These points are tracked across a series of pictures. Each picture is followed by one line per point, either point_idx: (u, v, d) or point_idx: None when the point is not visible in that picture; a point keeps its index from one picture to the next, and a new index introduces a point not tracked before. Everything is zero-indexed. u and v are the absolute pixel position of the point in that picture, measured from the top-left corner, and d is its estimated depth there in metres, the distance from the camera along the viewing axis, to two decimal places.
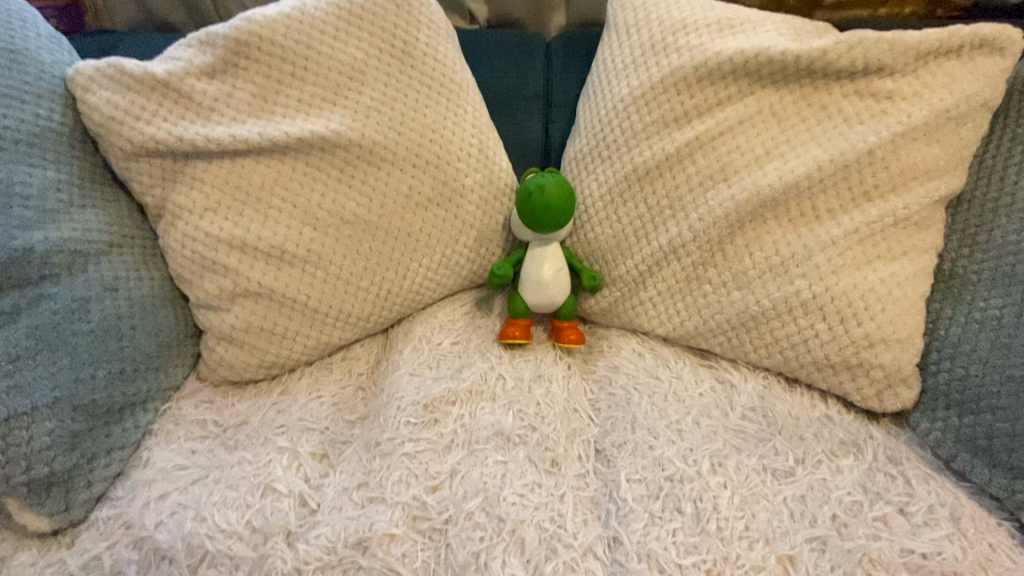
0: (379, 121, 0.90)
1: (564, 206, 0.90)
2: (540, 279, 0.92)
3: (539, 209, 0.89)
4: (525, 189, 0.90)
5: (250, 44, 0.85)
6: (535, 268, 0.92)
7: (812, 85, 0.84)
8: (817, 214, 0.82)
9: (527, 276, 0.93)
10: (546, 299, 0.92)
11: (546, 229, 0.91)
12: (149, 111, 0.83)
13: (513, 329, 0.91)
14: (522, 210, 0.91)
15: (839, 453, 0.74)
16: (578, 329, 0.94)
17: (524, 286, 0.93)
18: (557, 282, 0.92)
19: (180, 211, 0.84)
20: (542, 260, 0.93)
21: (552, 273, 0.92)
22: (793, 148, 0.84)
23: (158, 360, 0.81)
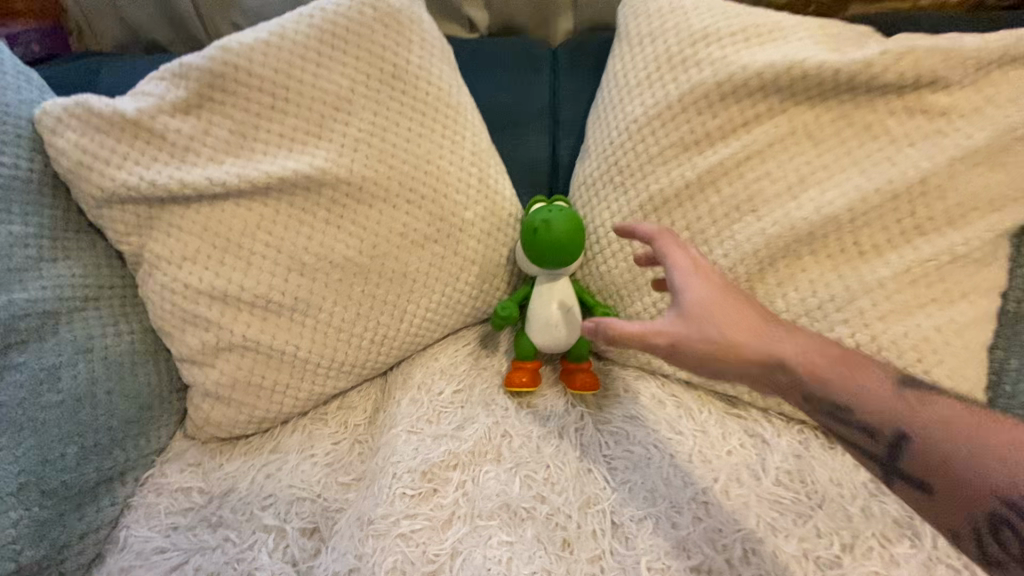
0: (369, 154, 0.82)
1: (574, 238, 0.82)
2: (549, 319, 0.83)
3: (545, 245, 0.81)
4: (529, 224, 0.83)
5: (226, 76, 0.78)
6: (544, 307, 0.84)
7: (854, 101, 0.75)
8: (861, 249, 0.73)
9: (534, 316, 0.85)
10: (556, 340, 0.84)
11: (555, 265, 0.83)
12: (120, 154, 0.76)
13: (519, 374, 0.84)
14: (526, 247, 0.83)
15: (893, 537, 0.65)
16: (592, 372, 0.86)
17: (532, 326, 0.85)
18: (568, 322, 0.84)
19: (158, 261, 0.78)
20: (550, 298, 0.84)
21: (562, 312, 0.84)
22: (832, 174, 0.74)
23: (137, 426, 0.76)
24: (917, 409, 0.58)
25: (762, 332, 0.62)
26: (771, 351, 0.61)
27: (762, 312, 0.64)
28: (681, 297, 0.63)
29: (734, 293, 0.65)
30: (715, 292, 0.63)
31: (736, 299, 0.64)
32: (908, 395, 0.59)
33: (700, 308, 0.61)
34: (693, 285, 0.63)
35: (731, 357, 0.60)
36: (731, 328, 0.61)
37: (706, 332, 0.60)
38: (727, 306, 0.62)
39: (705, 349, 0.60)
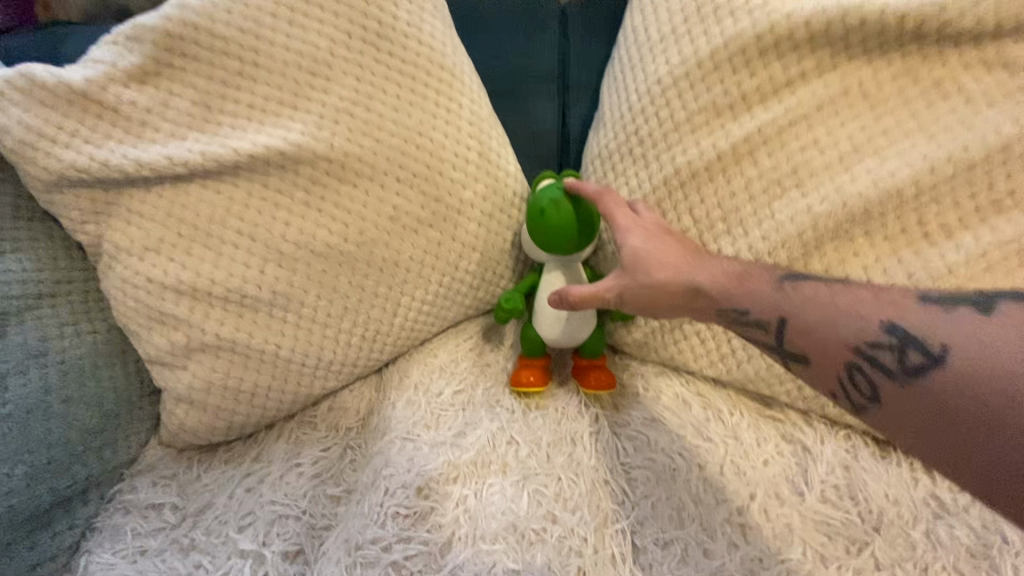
0: (352, 126, 0.72)
1: (588, 217, 0.71)
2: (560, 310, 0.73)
3: (555, 226, 0.71)
4: (535, 203, 0.73)
5: (185, 38, 0.68)
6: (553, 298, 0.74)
7: (921, 54, 0.63)
8: (926, 230, 0.63)
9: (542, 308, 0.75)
10: (568, 334, 0.74)
11: (567, 249, 0.72)
12: (68, 131, 0.67)
13: (527, 372, 0.75)
14: (533, 230, 0.73)
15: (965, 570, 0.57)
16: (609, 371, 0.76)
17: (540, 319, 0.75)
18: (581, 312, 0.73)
19: (117, 252, 0.69)
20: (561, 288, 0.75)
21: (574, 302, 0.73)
22: (892, 141, 0.64)
23: (102, 436, 0.69)
24: (788, 291, 0.56)
25: (671, 256, 0.61)
26: (684, 273, 0.60)
27: (673, 240, 0.64)
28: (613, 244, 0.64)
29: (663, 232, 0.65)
30: (637, 230, 0.64)
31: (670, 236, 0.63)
32: (786, 284, 0.57)
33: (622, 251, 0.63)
34: (630, 236, 0.63)
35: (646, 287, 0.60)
36: (645, 259, 0.61)
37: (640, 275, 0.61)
38: (663, 250, 0.61)
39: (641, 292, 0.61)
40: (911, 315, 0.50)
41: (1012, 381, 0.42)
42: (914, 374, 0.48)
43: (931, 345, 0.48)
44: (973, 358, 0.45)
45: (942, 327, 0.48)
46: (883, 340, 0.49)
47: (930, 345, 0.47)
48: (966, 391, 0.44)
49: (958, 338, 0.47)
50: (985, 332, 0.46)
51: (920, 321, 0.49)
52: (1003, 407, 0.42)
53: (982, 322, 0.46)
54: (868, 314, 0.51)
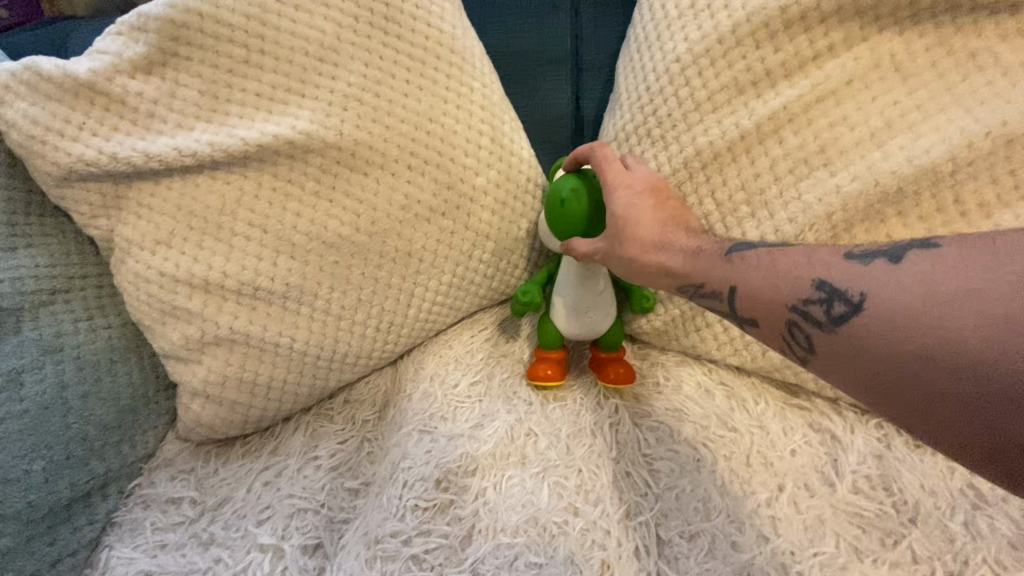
0: (361, 113, 0.70)
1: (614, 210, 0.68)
2: (578, 306, 0.71)
3: (576, 218, 0.67)
4: (556, 192, 0.69)
5: (190, 25, 0.66)
6: (571, 290, 0.71)
7: (954, 24, 0.60)
8: (963, 209, 0.60)
9: (558, 301, 0.73)
10: (585, 328, 0.72)
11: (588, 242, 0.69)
12: (75, 124, 0.66)
13: (544, 366, 0.73)
14: (551, 220, 0.69)
15: (1007, 563, 0.55)
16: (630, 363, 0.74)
17: (556, 312, 0.73)
18: (600, 308, 0.71)
19: (129, 246, 0.68)
20: (580, 281, 0.71)
21: (593, 297, 0.71)
22: (927, 116, 0.60)
23: (119, 431, 0.69)
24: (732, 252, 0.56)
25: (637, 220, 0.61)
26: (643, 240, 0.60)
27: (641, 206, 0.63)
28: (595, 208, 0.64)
29: (649, 194, 0.63)
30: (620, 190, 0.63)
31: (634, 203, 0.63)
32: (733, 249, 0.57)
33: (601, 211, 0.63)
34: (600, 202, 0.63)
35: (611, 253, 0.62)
36: (612, 221, 0.61)
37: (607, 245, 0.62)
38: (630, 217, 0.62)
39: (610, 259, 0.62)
40: (840, 269, 0.49)
41: (917, 321, 0.42)
42: (839, 323, 0.47)
43: (855, 295, 0.47)
44: (886, 304, 0.45)
45: (866, 276, 0.47)
46: (813, 296, 0.49)
47: (852, 295, 0.47)
48: (877, 336, 0.44)
49: (882, 287, 0.46)
50: (901, 278, 0.45)
51: (848, 273, 0.48)
52: (903, 344, 0.43)
53: (900, 270, 0.46)
54: (802, 272, 0.51)
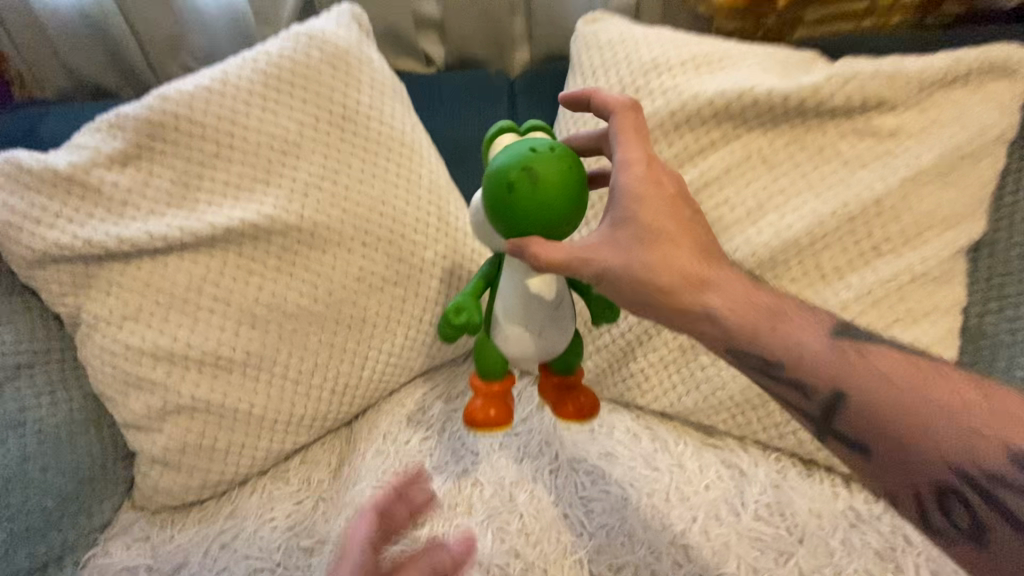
0: (320, 199, 0.79)
1: (574, 194, 0.54)
2: (529, 323, 0.60)
3: (531, 210, 0.53)
4: (501, 177, 0.54)
5: (166, 125, 0.75)
6: (521, 307, 0.60)
7: (805, 126, 0.75)
8: (823, 272, 0.73)
9: (505, 318, 0.61)
10: (540, 349, 0.62)
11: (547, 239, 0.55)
12: (52, 212, 0.72)
13: (488, 406, 0.62)
14: (497, 215, 0.55)
15: (875, 570, 0.65)
16: (592, 396, 0.66)
17: (504, 330, 0.62)
18: (557, 324, 0.61)
19: (96, 321, 0.73)
20: (531, 294, 0.60)
21: (549, 312, 0.60)
22: (788, 199, 0.74)
23: (77, 502, 0.71)
24: (861, 365, 0.51)
25: (674, 248, 0.54)
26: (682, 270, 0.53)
27: (680, 218, 0.55)
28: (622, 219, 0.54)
29: (679, 205, 0.55)
30: (652, 191, 0.54)
31: (676, 215, 0.55)
32: (853, 354, 0.52)
33: (625, 218, 0.54)
34: (639, 202, 0.54)
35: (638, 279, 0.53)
36: (650, 237, 0.53)
37: (636, 256, 0.53)
38: (669, 237, 0.54)
39: (635, 272, 0.53)
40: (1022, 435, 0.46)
41: None
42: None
43: None
44: None
45: None
46: (999, 469, 0.45)
47: None
48: None
49: None
50: None
51: None
52: None
53: None
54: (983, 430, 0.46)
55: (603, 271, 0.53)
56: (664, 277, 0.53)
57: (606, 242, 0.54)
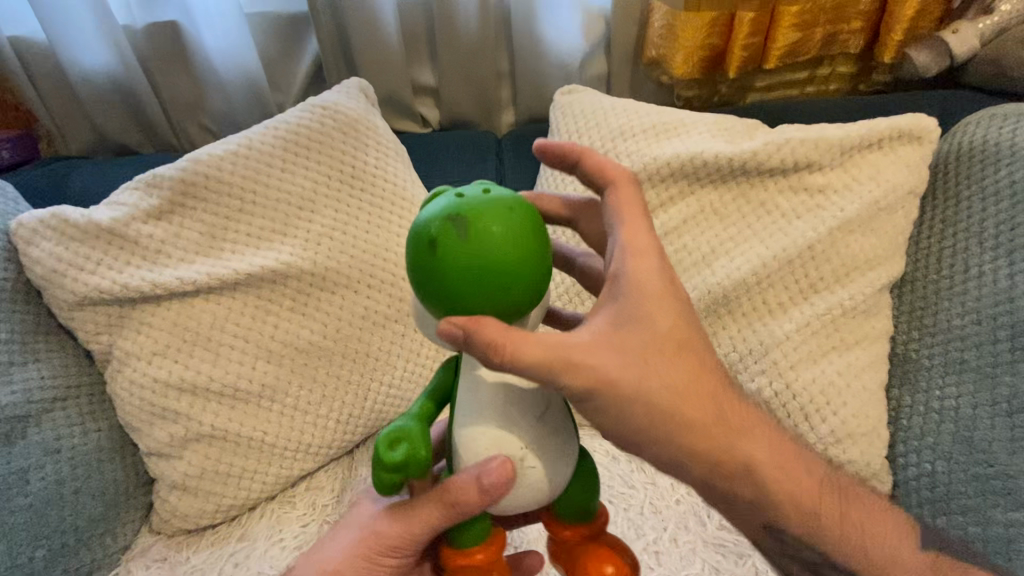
0: (331, 247, 0.89)
1: (517, 239, 0.45)
2: (507, 447, 0.50)
3: (462, 268, 0.44)
4: (421, 234, 0.46)
5: (197, 184, 0.86)
6: (493, 433, 0.50)
7: (749, 183, 0.88)
8: (769, 307, 0.84)
9: (471, 448, 0.51)
10: (525, 480, 0.50)
11: (492, 303, 0.46)
12: (93, 260, 0.82)
13: None
14: (424, 283, 0.46)
15: None
16: (604, 547, 0.54)
17: (472, 461, 0.51)
18: (546, 439, 0.50)
19: (127, 358, 0.82)
20: (497, 409, 0.50)
21: (533, 423, 0.50)
22: (737, 245, 0.87)
23: (104, 523, 0.79)
24: None
25: (670, 365, 0.48)
26: (677, 391, 0.48)
27: (681, 332, 0.49)
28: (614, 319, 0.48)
29: (681, 317, 0.49)
30: (651, 297, 0.48)
31: (678, 330, 0.49)
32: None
33: (623, 317, 0.48)
34: (639, 308, 0.48)
35: (627, 395, 0.46)
36: (647, 354, 0.47)
37: (631, 369, 0.47)
38: (666, 353, 0.48)
39: (628, 388, 0.46)
40: None
41: None
42: None
43: None
44: None
45: None
46: None
47: None
48: None
49: None
50: None
51: None
52: None
53: None
54: None
55: (596, 379, 0.46)
56: (658, 398, 0.47)
57: (602, 347, 0.47)
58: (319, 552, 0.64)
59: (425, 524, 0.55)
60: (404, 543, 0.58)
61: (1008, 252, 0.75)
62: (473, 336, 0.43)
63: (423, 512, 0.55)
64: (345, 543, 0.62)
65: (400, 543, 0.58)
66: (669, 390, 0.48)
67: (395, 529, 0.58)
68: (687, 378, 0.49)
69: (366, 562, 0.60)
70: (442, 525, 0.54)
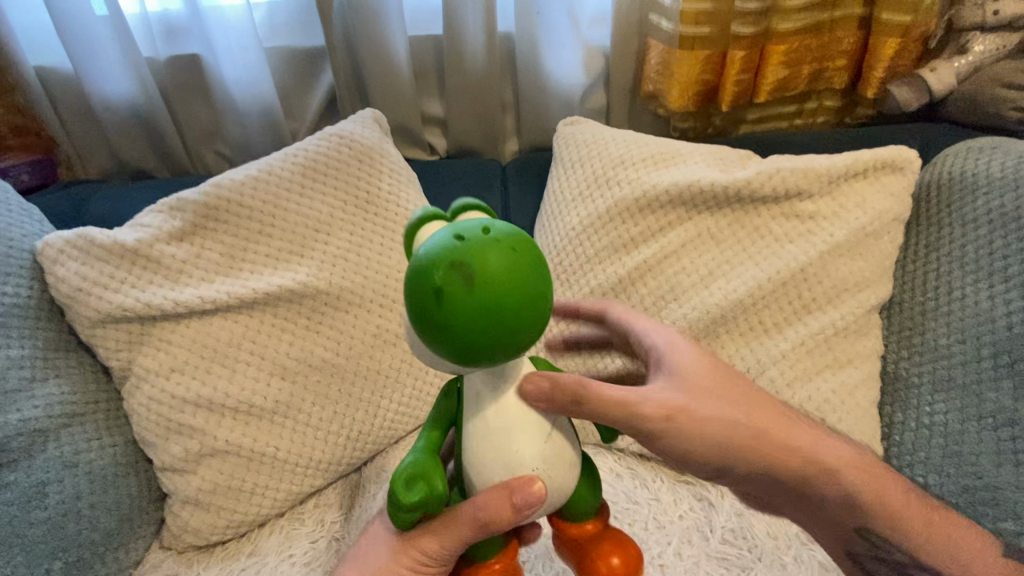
0: (346, 268, 0.93)
1: (526, 290, 0.46)
2: (519, 471, 0.52)
3: (473, 322, 0.45)
4: (425, 288, 0.45)
5: (219, 208, 0.90)
6: (501, 455, 0.52)
7: (743, 209, 0.93)
8: (765, 327, 0.88)
9: (482, 471, 0.53)
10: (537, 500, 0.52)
11: (502, 352, 0.47)
12: (117, 279, 0.84)
13: None
14: (431, 335, 0.46)
15: None
16: (613, 539, 0.58)
17: (487, 484, 0.53)
18: (556, 462, 0.52)
19: (147, 374, 0.84)
20: (505, 431, 0.52)
21: (540, 448, 0.52)
22: (733, 268, 0.91)
23: (118, 537, 0.80)
24: None
25: (721, 400, 0.60)
26: (733, 419, 0.60)
27: (718, 375, 0.62)
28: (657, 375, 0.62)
29: (712, 366, 0.63)
30: (684, 356, 0.63)
31: (714, 373, 0.62)
32: None
33: (672, 374, 0.61)
34: (680, 365, 0.62)
35: (690, 420, 0.58)
36: (703, 393, 0.60)
37: (697, 406, 0.59)
38: (716, 390, 0.61)
39: (698, 422, 0.58)
40: None
41: None
42: None
43: None
44: None
45: None
46: None
47: None
48: None
49: None
50: None
51: None
52: None
53: None
54: None
55: (671, 418, 0.57)
56: (721, 429, 0.59)
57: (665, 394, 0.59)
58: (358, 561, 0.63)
59: (465, 533, 0.54)
60: (442, 551, 0.57)
61: (988, 275, 0.80)
62: (557, 391, 0.52)
63: (461, 522, 0.54)
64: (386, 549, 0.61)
65: (437, 551, 0.57)
66: (728, 420, 0.60)
67: (432, 539, 0.57)
68: (739, 410, 0.61)
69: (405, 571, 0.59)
70: (483, 532, 0.54)
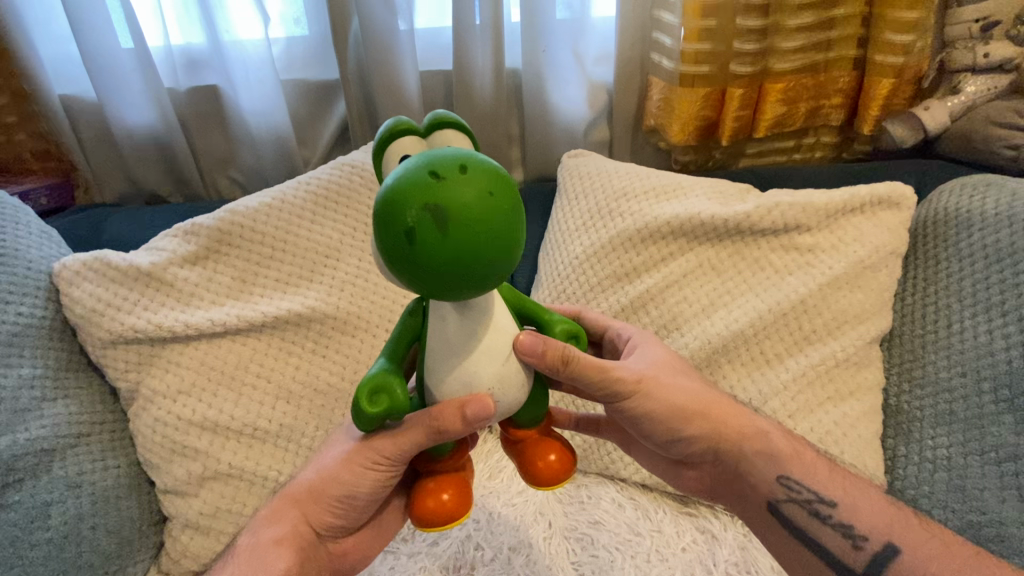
0: (353, 293, 0.96)
1: (498, 233, 0.45)
2: (474, 387, 0.54)
3: (442, 267, 0.44)
4: (395, 222, 0.44)
5: (231, 232, 0.93)
6: (458, 373, 0.53)
7: (743, 241, 0.95)
8: (766, 357, 0.89)
9: (441, 384, 0.55)
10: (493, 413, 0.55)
11: (467, 291, 0.46)
12: (131, 301, 0.86)
13: (431, 496, 0.57)
14: (399, 268, 0.45)
15: None
16: (554, 440, 0.61)
17: (444, 396, 0.55)
18: (508, 383, 0.54)
19: (153, 396, 0.84)
20: (467, 347, 0.53)
21: (495, 369, 0.54)
22: (734, 298, 0.92)
23: (117, 561, 0.80)
24: None
25: (686, 379, 0.69)
26: (699, 398, 0.68)
27: (680, 364, 0.72)
28: (629, 355, 0.70)
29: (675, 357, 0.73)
30: (654, 346, 0.73)
31: (678, 361, 0.72)
32: None
33: (643, 355, 0.70)
34: (650, 350, 0.71)
35: (657, 386, 0.66)
36: (668, 371, 0.68)
37: (665, 378, 0.67)
38: (680, 372, 0.70)
39: (663, 390, 0.66)
40: None
41: None
42: None
43: None
44: None
45: None
46: None
47: None
48: None
49: None
50: None
51: None
52: None
53: None
54: None
55: (642, 383, 0.65)
56: (685, 400, 0.67)
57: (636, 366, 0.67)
58: (320, 459, 0.68)
59: (418, 438, 0.56)
60: (397, 454, 0.59)
61: (985, 309, 0.82)
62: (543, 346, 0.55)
63: (418, 426, 0.56)
64: (347, 443, 0.65)
65: (391, 452, 0.59)
66: (691, 394, 0.68)
67: (389, 441, 0.59)
68: (704, 392, 0.69)
69: (362, 466, 0.62)
70: (433, 437, 0.55)
